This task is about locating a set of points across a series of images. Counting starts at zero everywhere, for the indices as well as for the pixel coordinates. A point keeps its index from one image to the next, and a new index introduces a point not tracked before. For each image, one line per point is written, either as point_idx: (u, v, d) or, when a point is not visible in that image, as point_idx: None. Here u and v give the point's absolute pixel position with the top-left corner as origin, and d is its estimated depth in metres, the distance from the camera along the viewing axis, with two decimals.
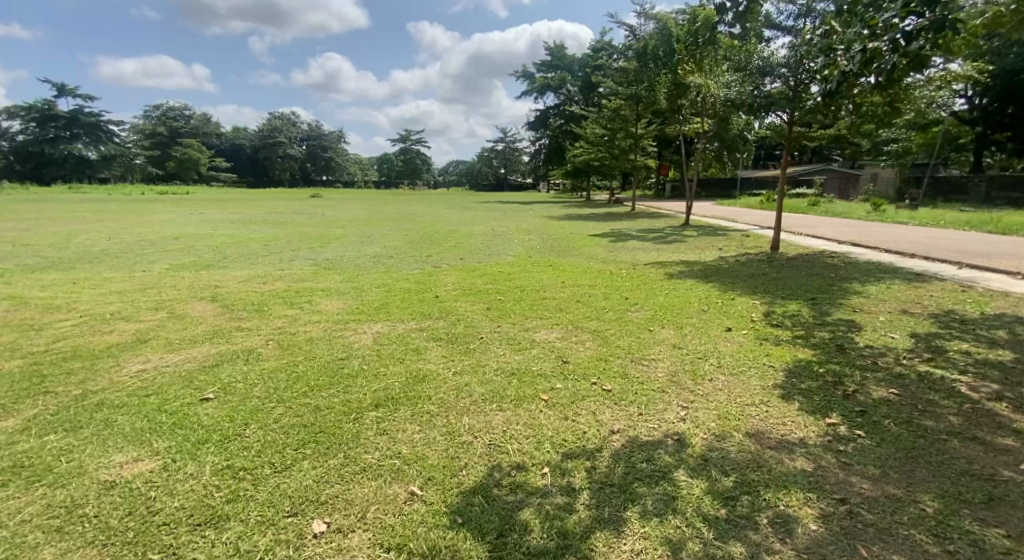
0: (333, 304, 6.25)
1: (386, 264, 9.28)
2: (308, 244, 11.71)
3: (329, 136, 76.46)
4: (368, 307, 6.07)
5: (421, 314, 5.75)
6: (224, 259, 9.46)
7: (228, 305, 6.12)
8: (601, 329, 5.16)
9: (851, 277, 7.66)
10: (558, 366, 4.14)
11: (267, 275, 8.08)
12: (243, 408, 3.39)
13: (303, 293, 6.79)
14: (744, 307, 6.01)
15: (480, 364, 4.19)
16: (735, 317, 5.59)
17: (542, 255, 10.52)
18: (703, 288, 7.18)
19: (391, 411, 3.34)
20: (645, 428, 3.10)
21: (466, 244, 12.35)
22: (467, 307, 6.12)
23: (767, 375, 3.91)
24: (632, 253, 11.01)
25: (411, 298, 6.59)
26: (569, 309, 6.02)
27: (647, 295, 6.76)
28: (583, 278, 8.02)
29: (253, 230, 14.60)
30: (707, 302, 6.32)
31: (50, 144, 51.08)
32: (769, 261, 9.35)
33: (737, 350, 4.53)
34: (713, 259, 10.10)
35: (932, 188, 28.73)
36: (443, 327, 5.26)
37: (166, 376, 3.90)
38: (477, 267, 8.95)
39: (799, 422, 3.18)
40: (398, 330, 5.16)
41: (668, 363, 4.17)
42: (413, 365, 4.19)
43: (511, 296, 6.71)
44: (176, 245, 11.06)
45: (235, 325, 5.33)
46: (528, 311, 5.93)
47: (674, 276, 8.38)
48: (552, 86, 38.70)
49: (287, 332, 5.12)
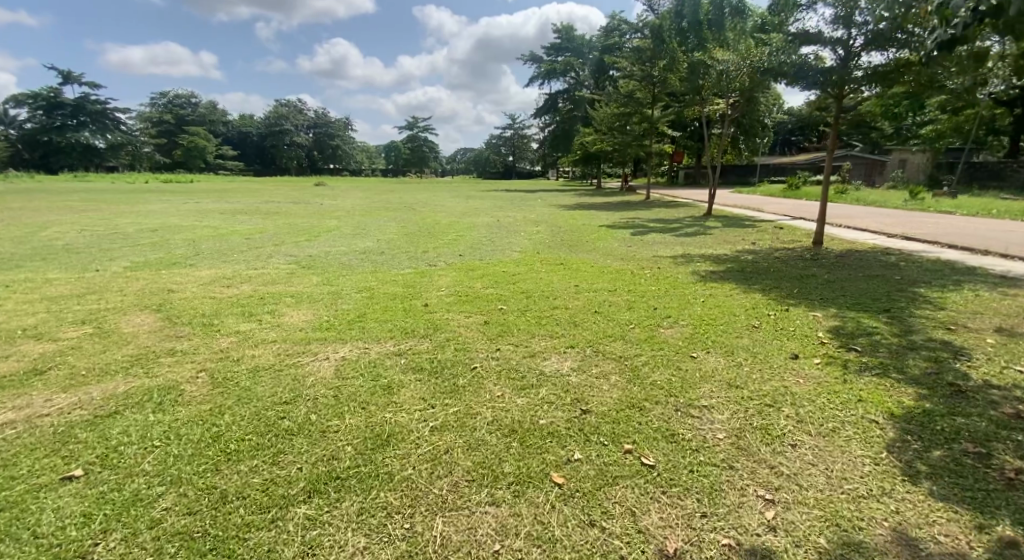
0: (299, 316, 5.13)
1: (374, 262, 8.23)
2: (294, 239, 10.65)
3: (336, 123, 75.69)
4: (339, 322, 4.95)
5: (400, 331, 4.66)
6: (195, 256, 8.37)
7: (171, 315, 5.01)
8: (628, 357, 4.04)
9: (920, 281, 6.52)
10: (576, 419, 3.02)
11: (236, 275, 7.01)
12: (114, 496, 2.28)
13: (269, 300, 5.73)
14: (805, 325, 4.86)
15: (469, 414, 3.08)
16: (798, 340, 4.45)
17: (552, 250, 9.42)
18: (746, 295, 6.06)
19: (328, 506, 2.25)
20: (716, 550, 2.03)
21: (469, 237, 11.31)
22: (461, 321, 5.01)
23: (873, 440, 2.80)
24: (654, 246, 9.87)
25: (394, 308, 5.49)
26: (585, 324, 4.91)
27: (680, 304, 5.61)
28: (600, 280, 6.88)
29: (240, 221, 13.63)
30: (756, 317, 5.16)
31: (57, 132, 50.21)
32: (816, 260, 8.15)
33: (815, 392, 3.40)
34: (748, 254, 8.93)
35: (966, 175, 27.31)
36: (428, 352, 4.14)
37: (32, 436, 2.79)
38: (478, 267, 7.81)
39: (957, 538, 2.07)
40: (370, 355, 4.05)
41: (728, 417, 3.06)
42: (379, 413, 3.09)
43: (515, 306, 5.60)
44: (150, 239, 10.03)
45: (167, 345, 4.19)
46: (535, 328, 4.81)
47: (707, 277, 7.22)
48: (559, 71, 37.41)
49: (228, 358, 3.99)
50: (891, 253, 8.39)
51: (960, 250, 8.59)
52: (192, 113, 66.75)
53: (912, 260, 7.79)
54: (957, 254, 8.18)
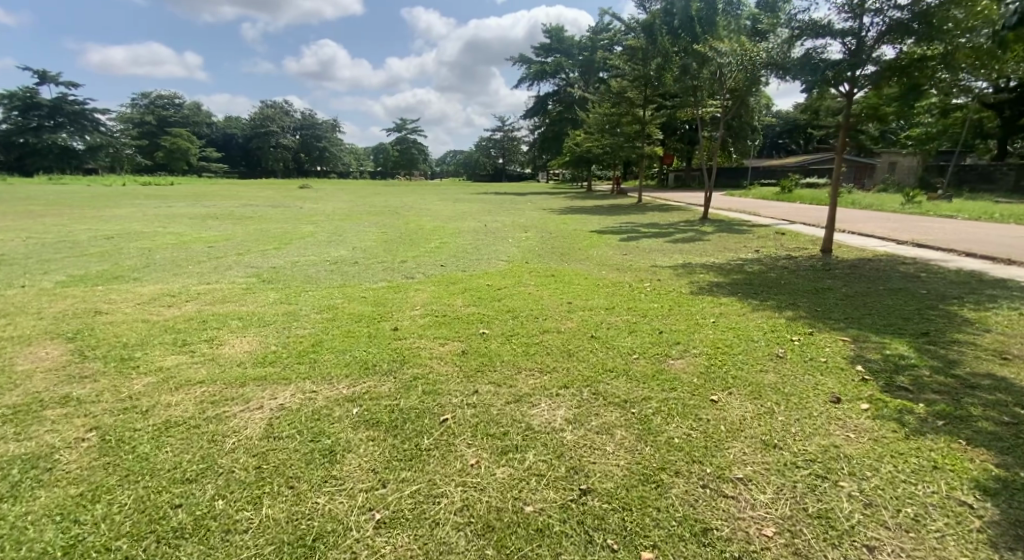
0: (240, 347, 4.29)
1: (345, 274, 7.44)
2: (262, 247, 9.82)
3: (323, 125, 74.41)
4: (288, 354, 4.12)
5: (359, 367, 3.86)
6: (144, 268, 7.49)
7: (83, 347, 4.16)
8: (635, 402, 3.29)
9: (948, 295, 5.88)
10: (573, 505, 2.28)
11: (184, 291, 6.19)
12: None
13: (213, 323, 4.92)
14: (837, 354, 4.14)
15: (430, 497, 2.33)
16: (834, 376, 3.73)
17: (541, 260, 8.68)
18: (759, 314, 5.36)
19: None
20: None
21: (453, 244, 10.54)
22: (433, 351, 4.24)
23: (973, 539, 2.08)
24: (649, 254, 9.19)
25: (357, 333, 4.69)
26: (581, 354, 4.16)
27: (688, 327, 4.88)
28: (595, 296, 6.15)
29: (209, 227, 12.72)
30: (778, 343, 4.44)
31: (32, 134, 48.59)
32: (828, 270, 7.50)
33: (875, 455, 2.67)
34: (752, 263, 8.27)
35: (957, 178, 27.22)
36: (388, 397, 3.35)
37: None
38: (460, 280, 7.05)
39: None
40: (316, 403, 3.25)
41: (772, 498, 2.33)
42: (309, 498, 2.32)
43: (499, 330, 4.82)
44: (100, 248, 9.12)
45: (62, 391, 3.34)
46: (521, 359, 4.04)
47: (711, 290, 6.52)
48: (548, 72, 36.72)
49: (133, 407, 3.16)
50: (908, 263, 7.77)
51: (980, 258, 8.01)
52: (175, 114, 65.18)
53: (932, 271, 7.17)
54: (979, 264, 7.59)
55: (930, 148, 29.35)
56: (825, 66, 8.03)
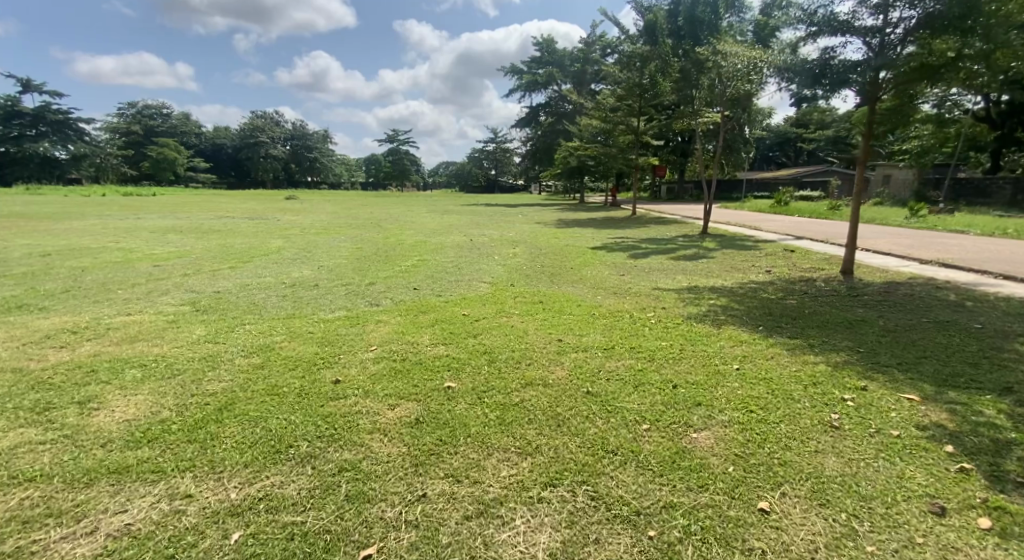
0: (118, 414, 3.19)
1: (300, 300, 6.42)
2: (217, 266, 8.73)
3: (313, 135, 73.40)
4: (180, 425, 3.06)
5: (266, 449, 2.78)
6: (61, 294, 6.40)
7: None
8: (651, 514, 2.28)
9: (1006, 332, 4.92)
10: None
11: (89, 326, 5.09)
12: None
13: (100, 374, 3.83)
14: (912, 426, 3.10)
15: None
16: (920, 463, 2.70)
17: (527, 281, 7.67)
18: (791, 357, 4.33)
19: None
20: None
21: (432, 262, 9.52)
22: (377, 419, 3.17)
23: None
24: (649, 274, 8.28)
25: (284, 390, 3.60)
26: (574, 425, 3.10)
27: (707, 379, 3.84)
28: (590, 330, 5.11)
29: (168, 242, 11.67)
30: (828, 404, 3.41)
31: (13, 143, 47.22)
32: (855, 295, 6.58)
33: None
34: (764, 286, 7.35)
35: (953, 192, 26.74)
36: (294, 508, 2.31)
37: None
38: (433, 308, 6.04)
39: None
40: (183, 522, 2.21)
41: None
42: None
43: (471, 383, 3.76)
44: (27, 268, 8.02)
45: None
46: (491, 433, 2.98)
47: (724, 321, 5.52)
48: (540, 83, 35.82)
49: None
50: (943, 287, 6.86)
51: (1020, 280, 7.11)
52: (162, 123, 63.91)
53: (975, 298, 6.27)
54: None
55: (925, 161, 28.89)
56: (846, 66, 7.10)
